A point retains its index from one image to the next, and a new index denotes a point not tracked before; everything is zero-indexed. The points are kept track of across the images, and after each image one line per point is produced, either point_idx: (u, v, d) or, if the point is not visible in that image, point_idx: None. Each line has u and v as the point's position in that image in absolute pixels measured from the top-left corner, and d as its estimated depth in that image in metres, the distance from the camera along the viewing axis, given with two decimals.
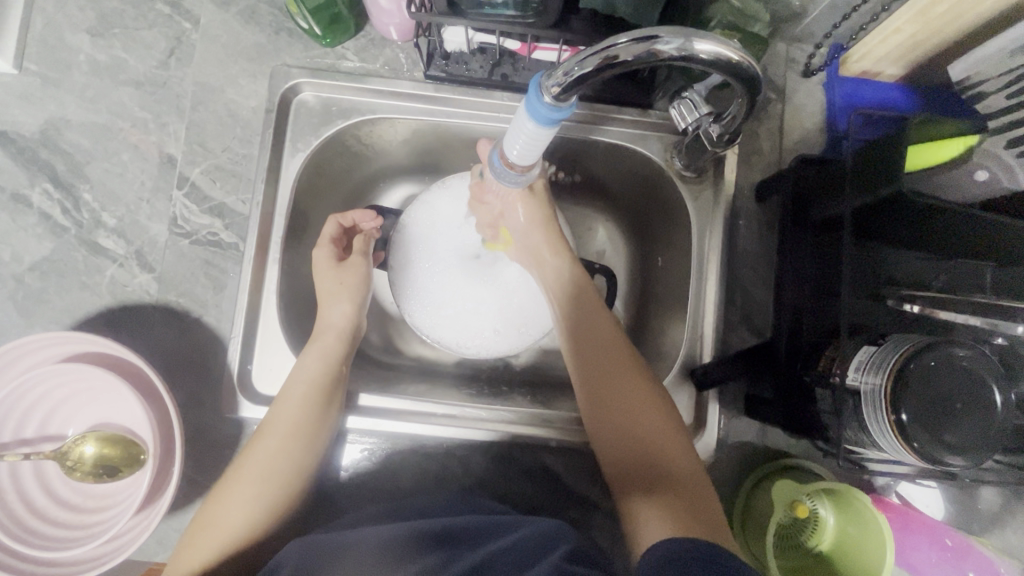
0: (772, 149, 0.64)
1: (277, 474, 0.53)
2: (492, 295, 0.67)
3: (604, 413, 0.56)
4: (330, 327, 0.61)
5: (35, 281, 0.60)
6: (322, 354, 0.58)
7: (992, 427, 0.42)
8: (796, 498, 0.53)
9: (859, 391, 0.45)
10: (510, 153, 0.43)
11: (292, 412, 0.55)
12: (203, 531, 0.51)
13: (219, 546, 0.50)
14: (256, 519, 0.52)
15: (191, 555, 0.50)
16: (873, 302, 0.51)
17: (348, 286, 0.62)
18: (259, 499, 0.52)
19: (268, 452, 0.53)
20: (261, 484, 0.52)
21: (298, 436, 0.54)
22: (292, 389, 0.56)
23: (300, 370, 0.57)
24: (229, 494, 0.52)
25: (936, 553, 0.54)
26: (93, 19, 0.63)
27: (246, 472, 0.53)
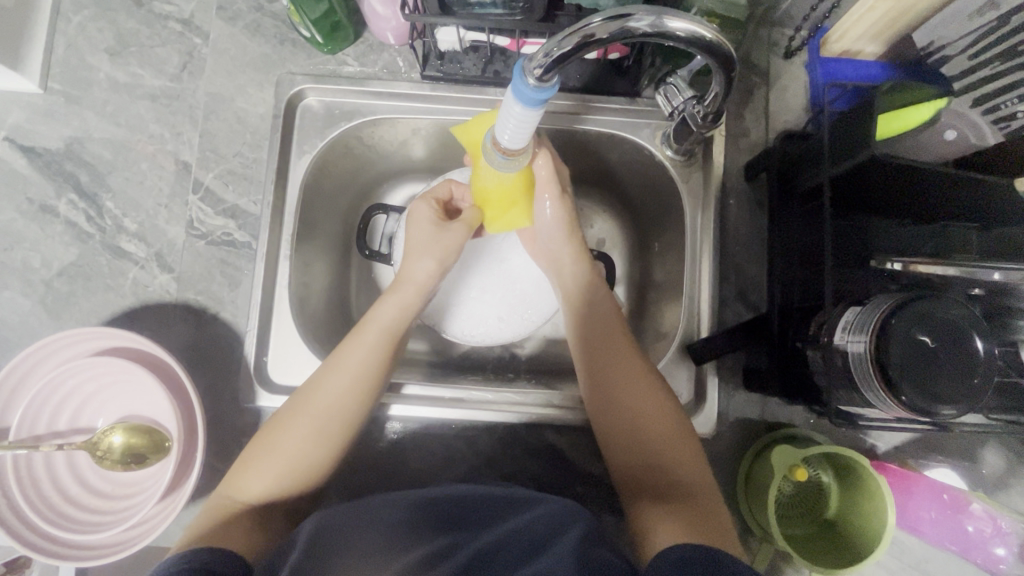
0: (758, 131, 0.66)
1: (344, 413, 0.55)
2: (496, 284, 0.69)
3: (609, 404, 0.58)
4: (411, 279, 0.61)
5: (64, 286, 0.63)
6: (399, 305, 0.60)
7: (974, 375, 0.43)
8: (796, 462, 0.55)
9: (846, 351, 0.47)
10: (502, 137, 0.46)
11: (365, 356, 0.56)
12: (263, 460, 0.53)
13: (277, 475, 0.53)
14: (313, 455, 0.54)
15: (252, 479, 0.53)
16: (858, 267, 0.52)
17: (444, 245, 0.61)
18: (321, 435, 0.54)
19: (337, 391, 0.55)
20: (327, 420, 0.54)
21: (367, 380, 0.56)
22: (371, 333, 0.58)
23: (376, 318, 0.59)
24: (290, 426, 0.54)
25: (936, 509, 0.55)
26: (111, 40, 0.67)
27: (313, 407, 0.54)
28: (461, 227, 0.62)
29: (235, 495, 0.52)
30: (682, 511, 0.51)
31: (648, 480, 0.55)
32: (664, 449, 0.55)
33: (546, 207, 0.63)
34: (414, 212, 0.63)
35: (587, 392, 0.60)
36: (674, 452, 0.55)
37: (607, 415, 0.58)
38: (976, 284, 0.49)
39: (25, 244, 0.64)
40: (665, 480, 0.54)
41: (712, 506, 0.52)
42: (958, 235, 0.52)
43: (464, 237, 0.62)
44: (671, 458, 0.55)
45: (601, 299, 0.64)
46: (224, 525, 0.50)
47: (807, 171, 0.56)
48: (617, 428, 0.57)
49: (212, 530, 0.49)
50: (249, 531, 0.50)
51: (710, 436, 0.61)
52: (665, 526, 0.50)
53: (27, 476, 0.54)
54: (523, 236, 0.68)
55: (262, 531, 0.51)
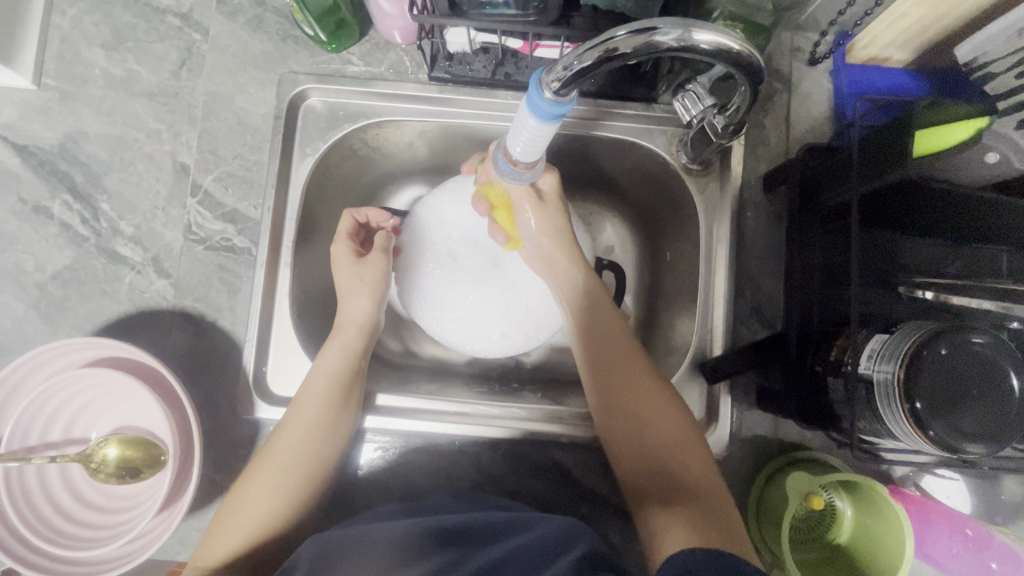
0: (779, 140, 0.63)
1: (303, 463, 0.55)
2: (504, 299, 0.65)
3: (612, 410, 0.56)
4: (351, 321, 0.62)
5: (58, 290, 0.62)
6: (342, 347, 0.60)
7: (1009, 415, 0.41)
8: (811, 490, 0.52)
9: (871, 380, 0.45)
10: (514, 149, 0.44)
11: (315, 404, 0.56)
12: (227, 522, 0.53)
13: (247, 533, 0.52)
14: (278, 509, 0.53)
15: (218, 541, 0.52)
16: (884, 289, 0.50)
17: (368, 281, 0.62)
18: (283, 490, 0.54)
19: (292, 443, 0.55)
20: (285, 474, 0.54)
21: (322, 425, 0.56)
22: (317, 379, 0.57)
23: (319, 365, 0.58)
24: (251, 484, 0.54)
25: (957, 544, 0.53)
26: (108, 34, 0.65)
27: (270, 462, 0.54)
28: (380, 253, 0.64)
29: (204, 559, 0.52)
30: (693, 520, 0.48)
31: (653, 480, 0.52)
32: (671, 449, 0.53)
33: (528, 216, 0.63)
34: (333, 257, 0.64)
35: (592, 404, 0.58)
36: (684, 463, 0.52)
37: (617, 428, 0.56)
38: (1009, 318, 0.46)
39: (19, 246, 0.62)
40: (670, 484, 0.51)
41: (723, 511, 0.49)
42: (988, 258, 0.49)
43: (387, 265, 0.64)
44: (676, 460, 0.52)
45: (608, 312, 0.62)
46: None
47: (833, 187, 0.53)
48: (619, 433, 0.55)
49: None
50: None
51: (721, 457, 0.59)
52: (675, 532, 0.48)
53: (18, 489, 0.52)
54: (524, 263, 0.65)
55: None
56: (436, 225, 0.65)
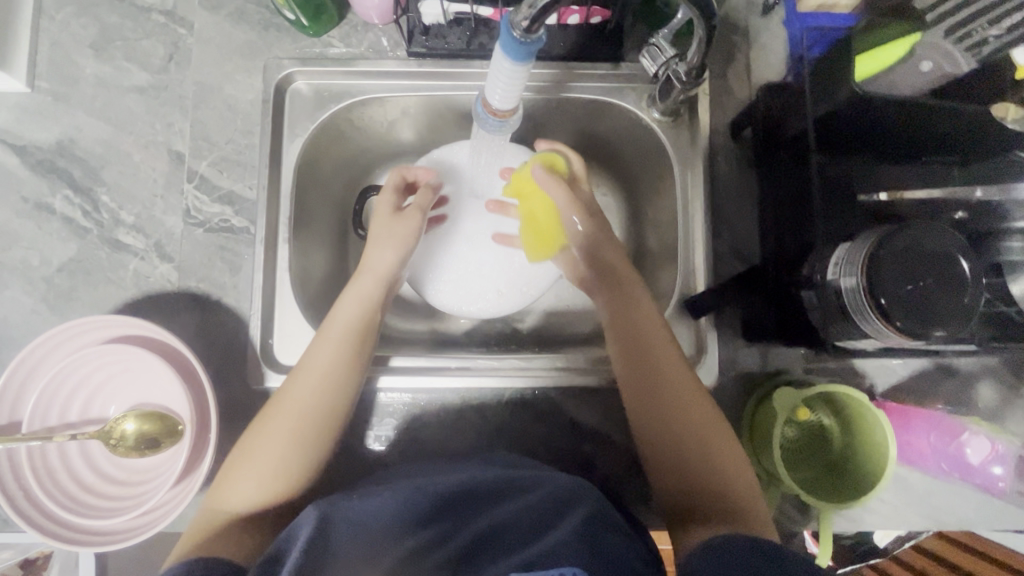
0: (741, 89, 0.67)
1: (321, 411, 0.55)
2: (498, 258, 0.69)
3: (642, 393, 0.56)
4: (370, 269, 0.62)
5: (65, 281, 0.64)
6: (359, 294, 0.60)
7: (965, 299, 0.45)
8: (797, 404, 0.56)
9: (838, 285, 0.48)
10: (492, 98, 0.48)
11: (332, 350, 0.57)
12: (243, 465, 0.53)
13: (264, 477, 0.53)
14: (296, 456, 0.54)
15: (235, 484, 0.53)
16: (849, 209, 0.53)
17: (395, 234, 0.63)
18: (299, 436, 0.54)
19: (309, 389, 0.55)
20: (305, 420, 0.55)
21: (340, 370, 0.56)
22: (339, 323, 0.58)
23: (338, 312, 0.59)
24: (269, 428, 0.54)
25: (934, 436, 0.59)
26: (96, 35, 0.67)
27: (287, 406, 0.55)
28: (416, 212, 0.64)
29: (221, 502, 0.52)
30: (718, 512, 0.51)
31: (680, 467, 0.54)
32: (699, 437, 0.54)
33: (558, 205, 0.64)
34: (375, 208, 0.65)
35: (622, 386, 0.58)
36: (713, 450, 0.54)
37: (649, 414, 0.56)
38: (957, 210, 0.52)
39: (23, 243, 0.64)
40: (695, 472, 0.53)
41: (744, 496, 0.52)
42: (938, 171, 0.54)
43: (421, 224, 0.64)
44: (703, 448, 0.54)
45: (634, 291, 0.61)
46: (213, 540, 0.50)
47: (791, 119, 0.57)
48: (649, 418, 0.56)
49: (205, 541, 0.49)
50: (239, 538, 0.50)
51: (713, 387, 0.62)
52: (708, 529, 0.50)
53: (42, 467, 0.55)
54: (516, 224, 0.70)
55: (253, 538, 0.51)
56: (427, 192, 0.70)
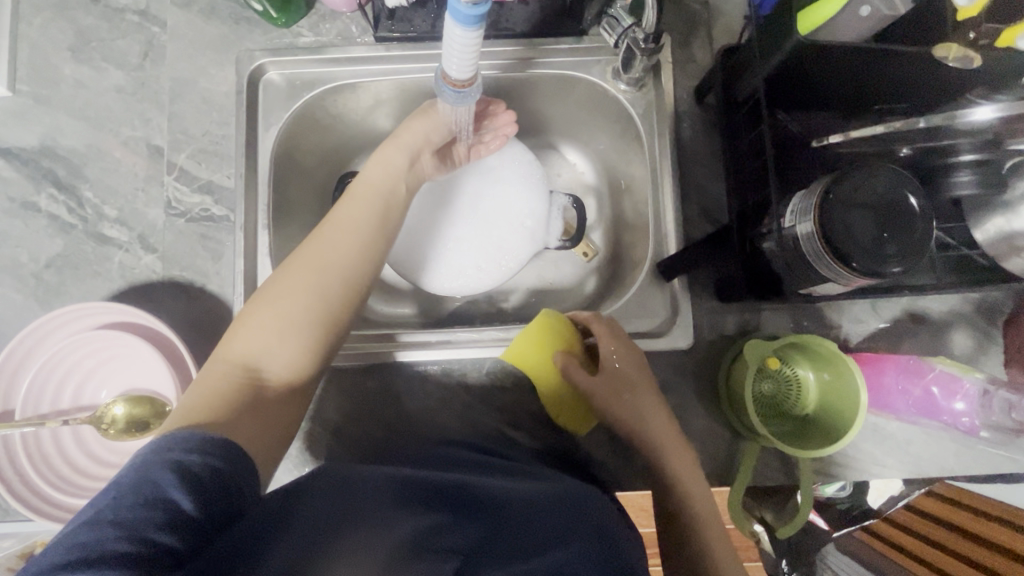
0: (703, 56, 0.69)
1: (346, 272, 0.55)
2: (479, 235, 0.71)
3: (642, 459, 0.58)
4: (394, 139, 0.62)
5: (53, 276, 0.66)
6: (386, 163, 0.61)
7: (916, 234, 0.46)
8: (767, 354, 0.58)
9: (794, 232, 0.50)
10: (450, 68, 0.49)
11: (357, 215, 0.58)
12: (264, 313, 0.51)
13: (283, 327, 0.50)
14: (314, 317, 0.52)
15: (253, 336, 0.50)
16: (803, 162, 0.55)
17: (426, 121, 0.63)
18: (322, 293, 0.53)
19: (336, 243, 0.55)
20: (329, 277, 0.53)
21: (363, 234, 0.57)
22: (364, 189, 0.60)
23: (365, 179, 0.61)
24: (291, 281, 0.53)
25: (903, 380, 0.59)
26: (73, 38, 0.69)
27: (310, 263, 0.53)
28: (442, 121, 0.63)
29: (237, 355, 0.49)
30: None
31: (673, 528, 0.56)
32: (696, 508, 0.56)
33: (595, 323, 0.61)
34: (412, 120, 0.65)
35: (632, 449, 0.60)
36: (685, 482, 0.56)
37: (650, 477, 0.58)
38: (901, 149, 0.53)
39: (11, 241, 0.66)
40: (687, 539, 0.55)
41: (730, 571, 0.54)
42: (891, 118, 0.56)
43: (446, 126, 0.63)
44: (697, 519, 0.55)
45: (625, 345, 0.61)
46: (234, 402, 0.45)
47: (744, 78, 0.59)
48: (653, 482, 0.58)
49: (224, 398, 0.45)
50: (256, 402, 0.47)
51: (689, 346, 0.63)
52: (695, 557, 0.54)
53: (37, 452, 0.57)
54: (491, 201, 0.72)
55: (260, 402, 0.47)
56: None
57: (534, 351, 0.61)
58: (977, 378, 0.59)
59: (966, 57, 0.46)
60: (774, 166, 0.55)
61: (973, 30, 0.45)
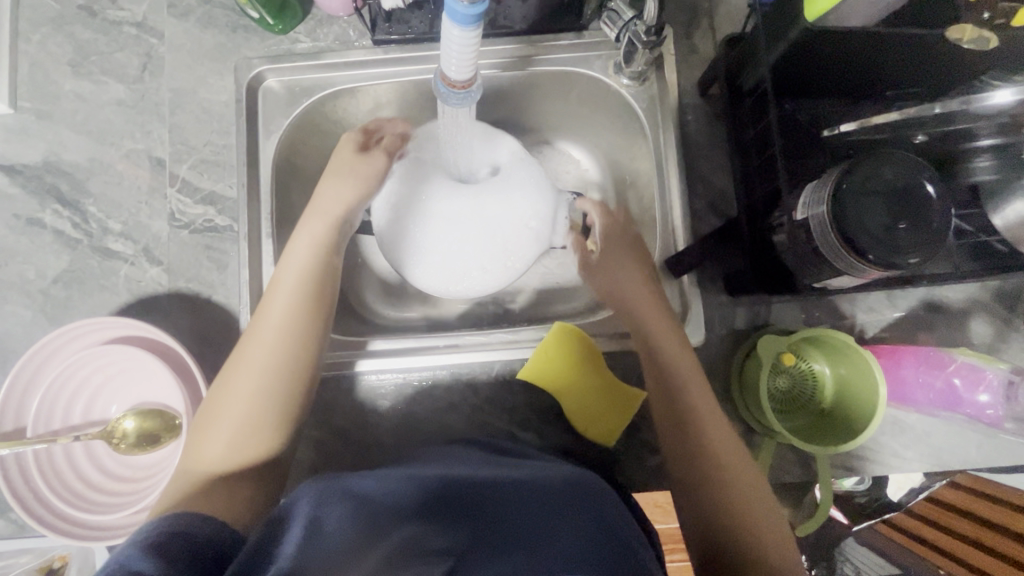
0: (706, 47, 0.68)
1: (283, 356, 0.55)
2: (487, 231, 0.68)
3: (673, 410, 0.56)
4: (320, 213, 0.62)
5: (60, 292, 0.66)
6: (312, 237, 0.61)
7: (935, 221, 0.45)
8: (782, 349, 0.56)
9: (808, 223, 0.48)
10: (449, 70, 0.49)
11: (286, 296, 0.57)
12: (212, 417, 0.52)
13: (235, 427, 0.52)
14: (262, 404, 0.53)
15: (208, 440, 0.51)
16: (813, 152, 0.54)
17: (359, 172, 0.65)
18: (264, 380, 0.54)
19: (270, 330, 0.56)
20: (266, 362, 0.54)
21: (297, 313, 0.57)
22: (290, 272, 0.59)
23: (294, 257, 0.60)
24: (232, 377, 0.54)
25: (924, 373, 0.57)
26: (72, 52, 0.69)
27: (246, 357, 0.55)
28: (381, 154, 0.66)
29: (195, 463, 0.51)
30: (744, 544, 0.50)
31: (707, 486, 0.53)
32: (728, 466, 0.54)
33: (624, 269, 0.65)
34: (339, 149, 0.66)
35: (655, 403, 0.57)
36: (736, 473, 0.53)
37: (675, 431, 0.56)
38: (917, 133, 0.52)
39: (18, 258, 0.66)
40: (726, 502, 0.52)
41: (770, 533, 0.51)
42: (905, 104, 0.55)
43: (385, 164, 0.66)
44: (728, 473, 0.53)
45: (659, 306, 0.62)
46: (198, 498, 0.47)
47: (750, 67, 0.57)
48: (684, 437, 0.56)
49: (190, 497, 0.47)
50: (229, 492, 0.48)
51: (701, 343, 0.62)
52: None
53: (50, 469, 0.57)
54: (495, 198, 0.68)
55: (232, 493, 0.49)
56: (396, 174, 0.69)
57: (549, 364, 0.62)
58: (1005, 372, 0.56)
59: (981, 39, 0.44)
60: (783, 156, 0.54)
61: (988, 9, 0.44)
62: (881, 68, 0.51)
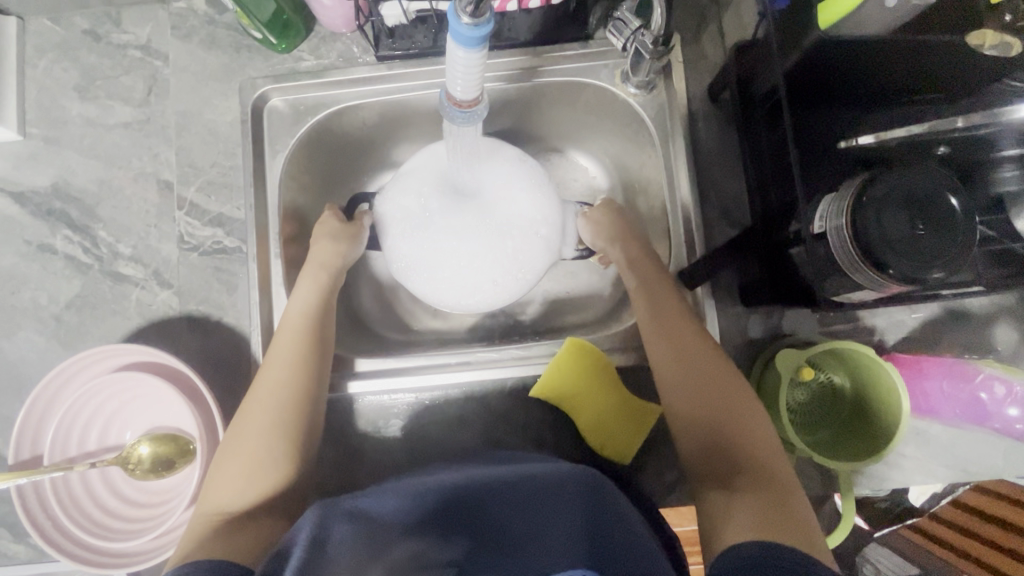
0: (715, 53, 0.66)
1: (290, 400, 0.56)
2: (501, 245, 0.67)
3: (684, 373, 0.56)
4: (319, 260, 0.64)
5: (73, 317, 0.66)
6: (314, 283, 0.62)
7: (958, 235, 0.44)
8: (801, 363, 0.55)
9: (825, 236, 0.47)
10: (454, 90, 0.48)
11: (291, 341, 0.58)
12: (224, 462, 0.53)
13: (246, 471, 0.53)
14: (272, 446, 0.54)
15: (221, 485, 0.52)
16: (830, 162, 0.52)
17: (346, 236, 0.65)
18: (272, 423, 0.55)
19: (276, 375, 0.57)
20: (274, 406, 0.55)
21: (303, 358, 0.58)
22: (293, 318, 0.60)
23: (296, 302, 0.61)
24: (243, 420, 0.55)
25: (948, 385, 0.56)
26: (78, 77, 0.70)
27: (256, 401, 0.56)
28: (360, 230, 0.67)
29: (210, 506, 0.52)
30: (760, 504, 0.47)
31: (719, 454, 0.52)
32: (741, 429, 0.53)
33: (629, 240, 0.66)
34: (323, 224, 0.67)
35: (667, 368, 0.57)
36: (747, 430, 0.52)
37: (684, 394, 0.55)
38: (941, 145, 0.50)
39: (30, 285, 0.67)
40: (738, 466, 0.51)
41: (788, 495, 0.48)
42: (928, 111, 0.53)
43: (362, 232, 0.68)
44: (740, 435, 0.52)
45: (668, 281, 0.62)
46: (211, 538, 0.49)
47: (762, 74, 0.56)
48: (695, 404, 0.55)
49: (204, 540, 0.48)
50: (240, 535, 0.49)
51: None
52: (739, 523, 0.46)
53: (67, 496, 0.57)
54: (505, 205, 0.67)
55: (245, 533, 0.50)
56: (405, 184, 0.68)
57: (563, 378, 0.61)
58: None
59: (1003, 44, 0.44)
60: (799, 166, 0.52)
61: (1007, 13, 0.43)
62: (906, 74, 0.49)
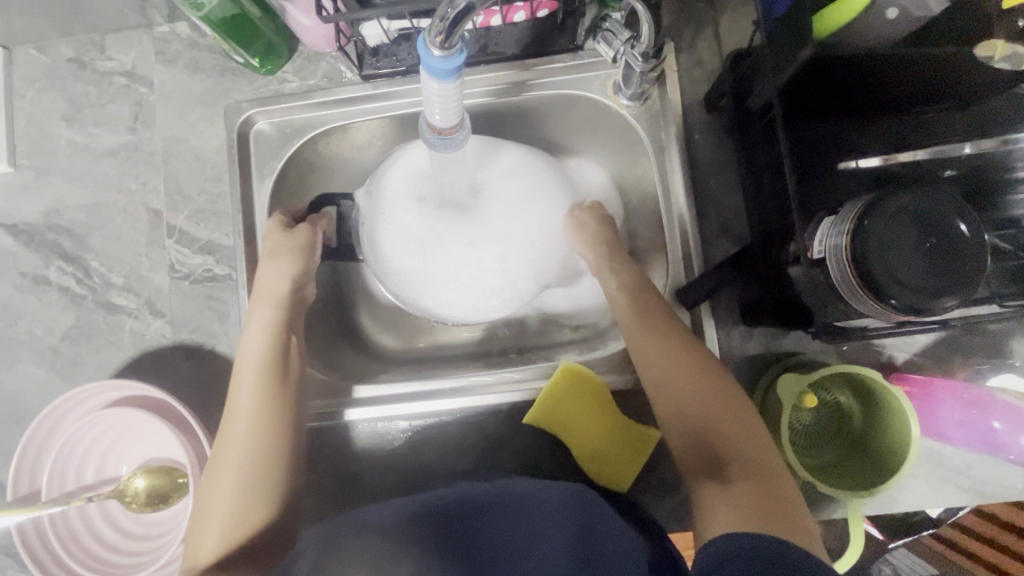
0: (711, 59, 0.64)
1: (255, 453, 0.55)
2: (494, 252, 0.66)
3: (673, 385, 0.54)
4: (267, 294, 0.61)
5: (69, 348, 0.66)
6: (262, 322, 0.59)
7: (967, 260, 0.41)
8: (803, 389, 0.53)
9: (825, 260, 0.45)
10: (433, 118, 0.46)
11: (249, 389, 0.57)
12: (200, 522, 0.53)
13: (223, 526, 0.53)
14: (249, 494, 0.54)
15: (202, 541, 0.53)
16: (833, 177, 0.51)
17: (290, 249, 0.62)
18: (241, 473, 0.54)
19: (239, 430, 0.55)
20: (240, 458, 0.54)
21: (262, 406, 0.56)
22: (247, 364, 0.58)
23: (249, 345, 0.59)
24: (212, 475, 0.54)
25: (960, 411, 0.54)
26: (65, 106, 0.69)
27: (223, 454, 0.55)
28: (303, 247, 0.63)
29: (193, 557, 0.53)
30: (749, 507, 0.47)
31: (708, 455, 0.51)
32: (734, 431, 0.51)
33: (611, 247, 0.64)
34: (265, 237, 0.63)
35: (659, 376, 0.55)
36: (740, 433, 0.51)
37: (673, 402, 0.54)
38: (947, 166, 0.49)
39: (26, 317, 0.67)
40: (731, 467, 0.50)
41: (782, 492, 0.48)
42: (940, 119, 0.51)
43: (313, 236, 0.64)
44: (733, 437, 0.51)
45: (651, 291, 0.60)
46: None
47: (756, 87, 0.53)
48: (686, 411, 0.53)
49: None
50: None
51: None
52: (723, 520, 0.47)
53: (66, 531, 0.57)
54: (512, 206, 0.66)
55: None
56: (397, 193, 0.66)
57: (552, 404, 0.60)
58: None
59: (1014, 57, 0.42)
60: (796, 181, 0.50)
61: None
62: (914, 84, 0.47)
